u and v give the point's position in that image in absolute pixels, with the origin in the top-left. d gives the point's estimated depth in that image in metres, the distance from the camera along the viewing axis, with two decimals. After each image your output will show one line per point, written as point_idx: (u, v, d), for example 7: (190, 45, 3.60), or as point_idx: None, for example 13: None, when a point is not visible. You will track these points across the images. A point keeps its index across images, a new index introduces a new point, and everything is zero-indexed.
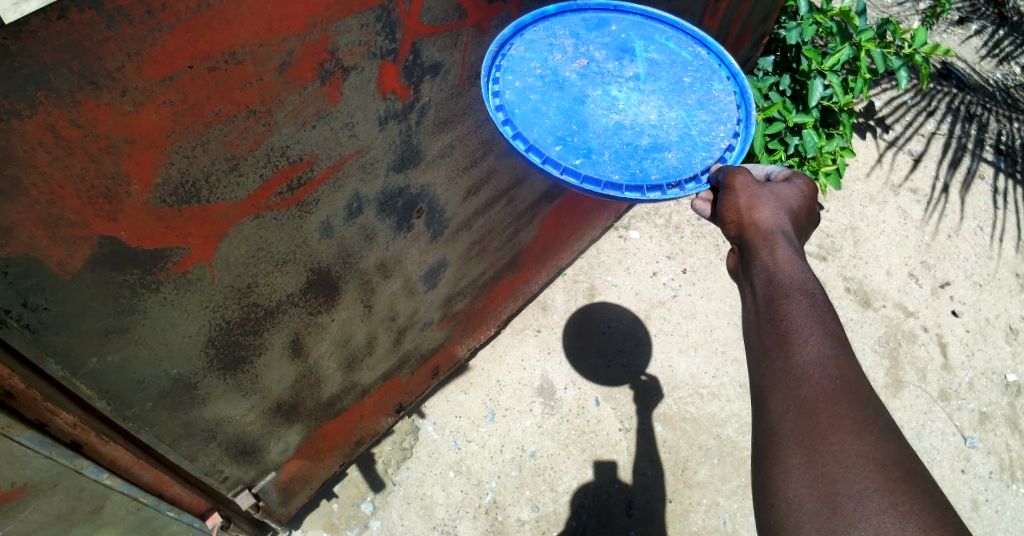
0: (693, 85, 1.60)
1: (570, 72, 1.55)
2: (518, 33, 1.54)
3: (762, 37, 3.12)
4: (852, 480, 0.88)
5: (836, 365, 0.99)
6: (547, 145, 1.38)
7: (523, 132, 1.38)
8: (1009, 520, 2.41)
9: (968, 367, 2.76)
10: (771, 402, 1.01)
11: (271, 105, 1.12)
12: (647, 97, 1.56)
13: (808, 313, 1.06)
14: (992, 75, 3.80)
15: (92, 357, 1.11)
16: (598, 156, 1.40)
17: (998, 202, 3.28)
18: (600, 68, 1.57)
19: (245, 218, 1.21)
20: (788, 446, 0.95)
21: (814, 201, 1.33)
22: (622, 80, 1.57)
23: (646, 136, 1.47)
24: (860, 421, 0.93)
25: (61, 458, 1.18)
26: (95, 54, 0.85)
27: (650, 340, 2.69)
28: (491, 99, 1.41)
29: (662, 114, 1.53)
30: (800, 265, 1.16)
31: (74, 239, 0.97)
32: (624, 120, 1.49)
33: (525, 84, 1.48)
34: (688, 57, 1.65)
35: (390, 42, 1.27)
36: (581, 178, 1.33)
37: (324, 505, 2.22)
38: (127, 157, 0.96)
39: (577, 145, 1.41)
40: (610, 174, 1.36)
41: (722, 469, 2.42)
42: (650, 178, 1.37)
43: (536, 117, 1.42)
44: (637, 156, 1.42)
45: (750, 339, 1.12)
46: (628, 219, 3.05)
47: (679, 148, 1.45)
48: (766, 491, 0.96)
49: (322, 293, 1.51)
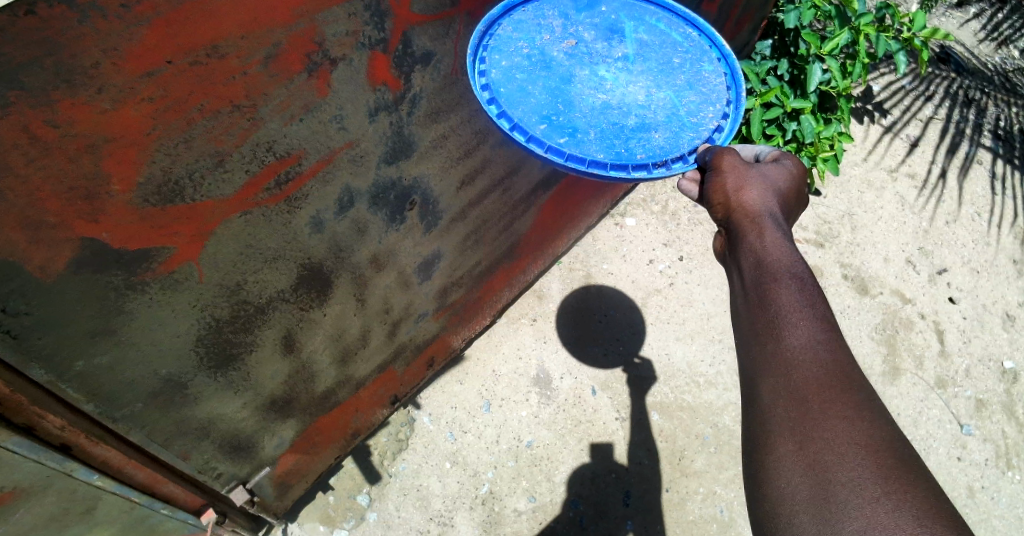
0: (682, 65, 1.56)
1: (558, 52, 1.51)
2: (506, 14, 1.51)
3: (761, 21, 3.03)
4: (845, 467, 0.86)
5: (826, 350, 0.98)
6: (532, 123, 1.35)
7: (508, 111, 1.35)
8: (1005, 507, 2.43)
9: (965, 354, 2.76)
10: (762, 390, 0.99)
11: (257, 99, 1.09)
12: (635, 77, 1.53)
13: (797, 298, 1.05)
14: (990, 60, 3.75)
15: (79, 359, 1.09)
16: (583, 135, 1.37)
17: (997, 187, 3.26)
18: (588, 48, 1.54)
19: (232, 215, 1.18)
20: (779, 433, 0.94)
21: (803, 181, 1.32)
22: (610, 60, 1.53)
23: (633, 115, 1.44)
24: (853, 407, 0.91)
25: (50, 462, 1.16)
26: (69, 51, 0.83)
27: (646, 328, 2.68)
28: (477, 78, 1.38)
29: (650, 94, 1.49)
30: (789, 247, 1.14)
31: (55, 241, 0.94)
32: (611, 100, 1.46)
33: (512, 63, 1.44)
34: (679, 38, 1.61)
35: (380, 31, 1.24)
36: (567, 154, 1.30)
37: (321, 497, 2.23)
38: (108, 156, 0.94)
39: (563, 124, 1.38)
40: (594, 154, 1.33)
41: (720, 458, 2.43)
42: (635, 157, 1.35)
43: (521, 96, 1.39)
44: (622, 136, 1.39)
45: (739, 325, 1.10)
46: (625, 205, 3.02)
47: (667, 128, 1.42)
48: (757, 481, 0.95)
49: (315, 288, 1.48)
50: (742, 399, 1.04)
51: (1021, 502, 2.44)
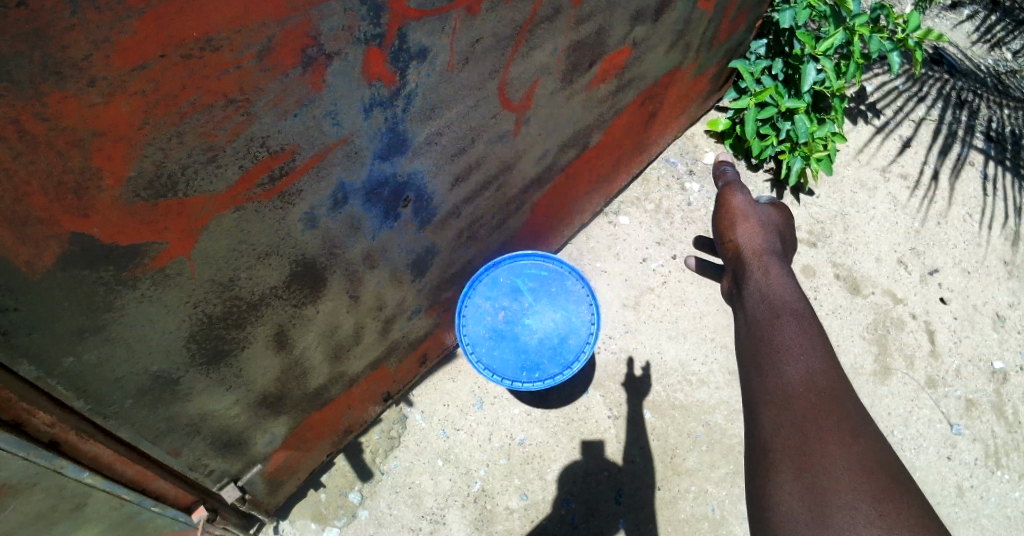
0: (552, 279, 2.29)
1: (499, 323, 2.23)
2: (461, 317, 2.18)
3: (755, 20, 2.86)
4: (841, 490, 0.97)
5: (821, 379, 1.16)
6: (518, 376, 2.20)
7: (502, 374, 2.19)
8: (993, 506, 2.51)
9: (955, 354, 2.79)
10: (766, 417, 1.15)
11: (250, 93, 1.06)
12: (542, 310, 2.27)
13: (795, 329, 1.29)
14: (983, 61, 3.76)
15: (67, 355, 1.09)
16: (541, 365, 2.21)
17: (988, 188, 3.28)
18: (511, 310, 2.25)
19: (225, 211, 1.17)
20: (783, 460, 1.07)
21: (787, 228, 1.79)
22: (526, 309, 2.26)
23: (556, 337, 2.24)
24: (847, 434, 1.05)
25: (39, 459, 1.15)
26: (58, 43, 0.81)
27: (639, 327, 2.68)
28: (477, 365, 2.18)
29: (555, 319, 2.26)
30: (787, 280, 1.47)
31: (43, 237, 0.93)
32: (541, 334, 2.25)
33: (484, 345, 2.20)
34: (547, 268, 2.30)
35: (375, 27, 1.19)
36: (542, 381, 2.19)
37: (311, 495, 2.22)
38: (97, 150, 0.92)
39: (529, 365, 2.22)
40: (553, 372, 2.20)
41: (711, 456, 2.46)
42: (569, 359, 2.23)
43: (504, 361, 2.20)
44: (558, 354, 2.24)
45: (744, 362, 1.31)
46: (618, 203, 2.97)
47: (574, 332, 2.26)
48: (761, 505, 1.06)
49: (307, 285, 1.48)
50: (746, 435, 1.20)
51: (1010, 502, 2.52)
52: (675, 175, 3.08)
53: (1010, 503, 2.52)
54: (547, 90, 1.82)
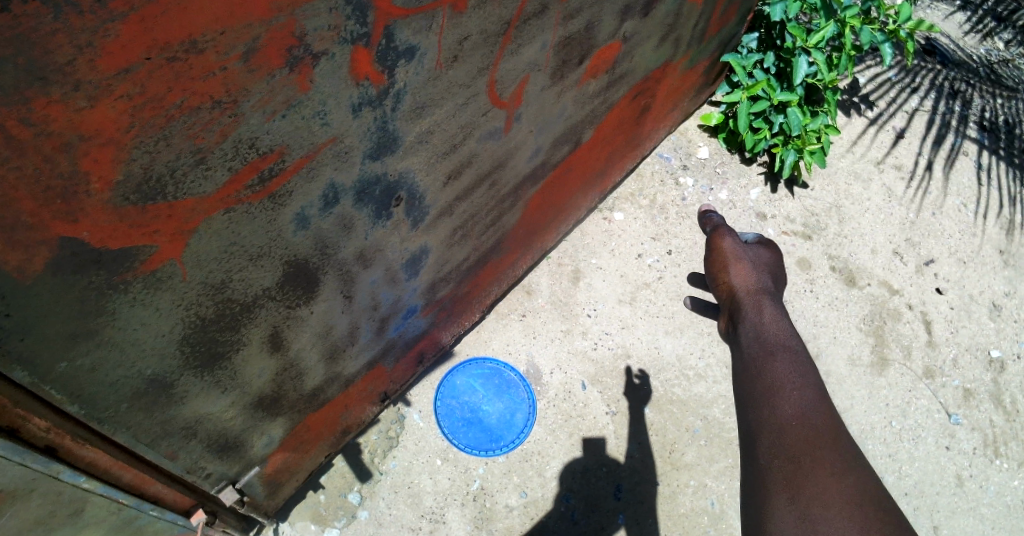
0: (495, 373, 2.54)
1: (464, 409, 2.46)
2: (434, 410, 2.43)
3: (747, 14, 2.83)
4: (828, 511, 1.17)
5: (814, 416, 1.36)
6: (487, 446, 2.39)
7: (473, 446, 2.39)
8: (993, 495, 2.52)
9: (953, 343, 2.80)
10: (763, 448, 1.35)
11: (237, 95, 1.06)
12: (499, 393, 2.50)
13: (788, 366, 1.53)
14: (975, 51, 3.76)
15: (61, 360, 1.09)
16: (504, 435, 2.42)
17: (982, 178, 3.30)
18: (474, 397, 2.49)
19: (214, 213, 1.16)
20: (778, 484, 1.26)
21: (775, 268, 2.08)
22: (485, 394, 2.50)
23: (512, 414, 2.46)
24: (835, 466, 1.25)
25: (35, 465, 1.15)
26: (41, 47, 0.79)
27: (635, 323, 2.69)
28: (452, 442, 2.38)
29: (510, 398, 2.49)
30: (782, 321, 1.74)
31: (31, 242, 0.93)
32: (500, 411, 2.46)
33: (455, 428, 2.42)
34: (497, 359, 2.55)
35: (362, 26, 1.18)
36: (505, 452, 2.38)
37: (311, 497, 2.21)
38: (84, 155, 0.92)
39: (495, 435, 2.42)
40: (514, 439, 2.41)
41: (710, 450, 2.48)
42: (525, 426, 2.44)
43: (473, 437, 2.41)
44: (516, 425, 2.44)
45: (745, 395, 1.52)
46: (613, 199, 2.96)
47: (525, 405, 2.47)
48: (759, 518, 1.26)
49: (300, 286, 1.48)
50: (746, 456, 1.40)
51: (1009, 490, 2.54)
52: (669, 170, 3.08)
53: (1010, 491, 2.53)
54: (536, 86, 1.82)
